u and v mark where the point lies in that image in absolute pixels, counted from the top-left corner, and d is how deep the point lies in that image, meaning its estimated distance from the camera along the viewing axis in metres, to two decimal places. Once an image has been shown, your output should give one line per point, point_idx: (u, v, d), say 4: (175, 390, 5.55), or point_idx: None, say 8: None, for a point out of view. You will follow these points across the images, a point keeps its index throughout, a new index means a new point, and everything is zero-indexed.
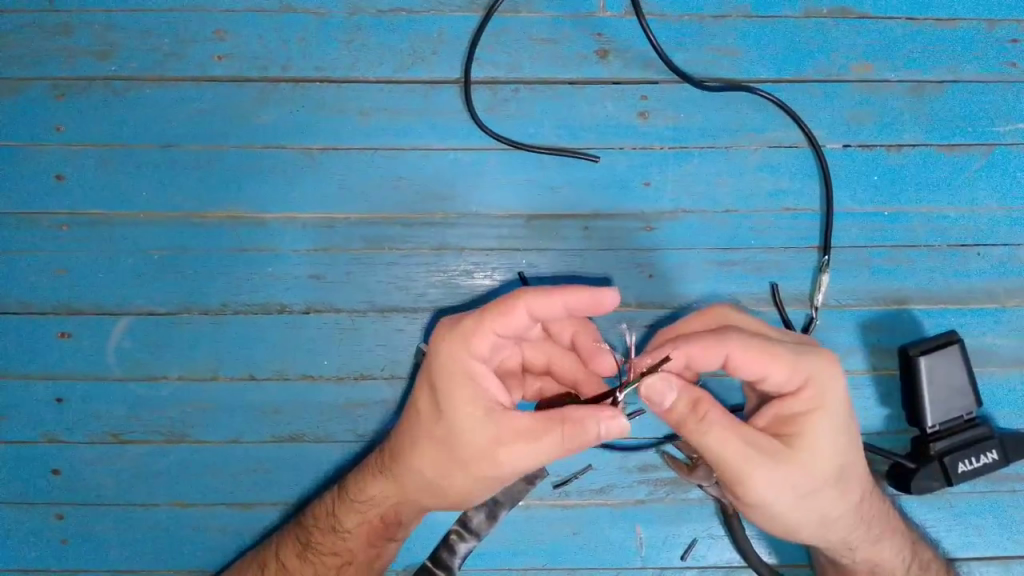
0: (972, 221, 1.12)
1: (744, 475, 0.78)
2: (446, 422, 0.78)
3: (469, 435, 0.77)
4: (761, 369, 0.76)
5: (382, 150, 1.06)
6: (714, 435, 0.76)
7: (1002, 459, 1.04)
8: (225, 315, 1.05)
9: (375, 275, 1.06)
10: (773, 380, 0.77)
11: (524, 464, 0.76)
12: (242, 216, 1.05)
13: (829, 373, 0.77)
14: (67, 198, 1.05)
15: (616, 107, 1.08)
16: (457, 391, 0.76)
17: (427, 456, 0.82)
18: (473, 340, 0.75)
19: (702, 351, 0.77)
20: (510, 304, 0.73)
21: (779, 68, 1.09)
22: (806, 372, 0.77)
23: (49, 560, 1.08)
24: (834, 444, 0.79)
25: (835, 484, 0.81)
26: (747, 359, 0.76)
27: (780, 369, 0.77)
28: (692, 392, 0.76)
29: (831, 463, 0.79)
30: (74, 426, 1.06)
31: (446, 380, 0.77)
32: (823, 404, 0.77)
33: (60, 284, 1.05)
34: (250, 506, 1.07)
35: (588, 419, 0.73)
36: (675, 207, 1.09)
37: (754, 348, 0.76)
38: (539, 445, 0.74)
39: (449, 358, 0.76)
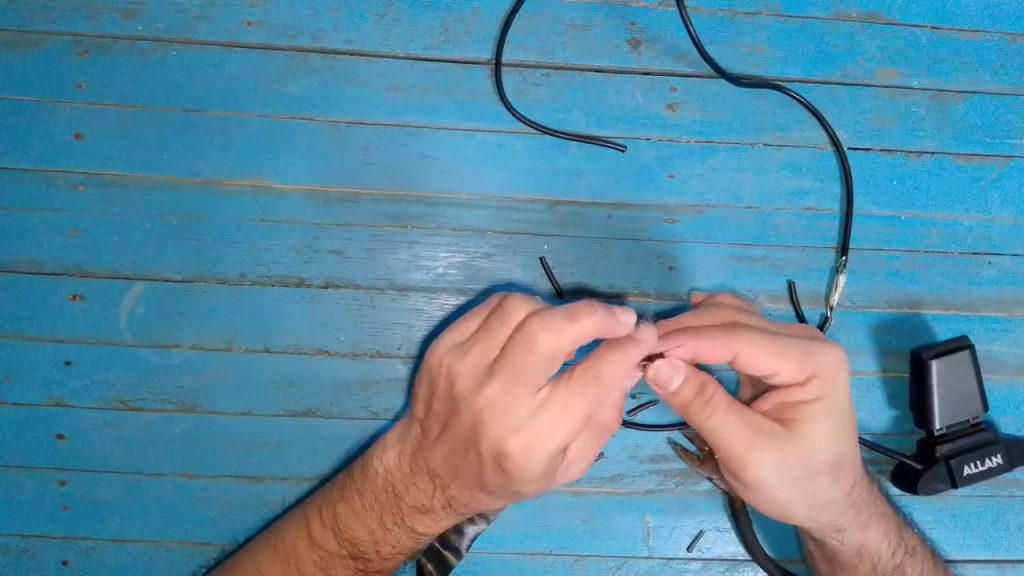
0: (986, 230, 1.12)
1: (749, 457, 0.77)
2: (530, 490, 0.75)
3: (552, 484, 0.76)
4: (766, 360, 0.76)
5: (408, 127, 1.06)
6: (722, 425, 0.76)
7: (1008, 463, 1.05)
8: (243, 285, 1.05)
9: (395, 253, 1.06)
10: (781, 374, 0.77)
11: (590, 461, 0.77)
12: (264, 186, 1.05)
13: (833, 369, 0.78)
14: (85, 157, 1.03)
15: (644, 98, 1.08)
16: (545, 475, 0.72)
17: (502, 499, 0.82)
18: (557, 440, 0.67)
19: (711, 347, 0.75)
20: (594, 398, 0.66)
21: (808, 69, 1.09)
22: (811, 361, 0.77)
23: (48, 526, 1.06)
24: (837, 431, 0.79)
25: (835, 471, 0.82)
26: (756, 355, 0.76)
27: (784, 358, 0.77)
28: (702, 380, 0.74)
29: (833, 450, 0.79)
30: (81, 391, 1.05)
31: (535, 474, 0.71)
32: (827, 394, 0.78)
33: (76, 246, 1.03)
34: (259, 479, 1.07)
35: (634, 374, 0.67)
36: (697, 201, 1.09)
37: (761, 344, 0.76)
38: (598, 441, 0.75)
39: (534, 457, 0.69)
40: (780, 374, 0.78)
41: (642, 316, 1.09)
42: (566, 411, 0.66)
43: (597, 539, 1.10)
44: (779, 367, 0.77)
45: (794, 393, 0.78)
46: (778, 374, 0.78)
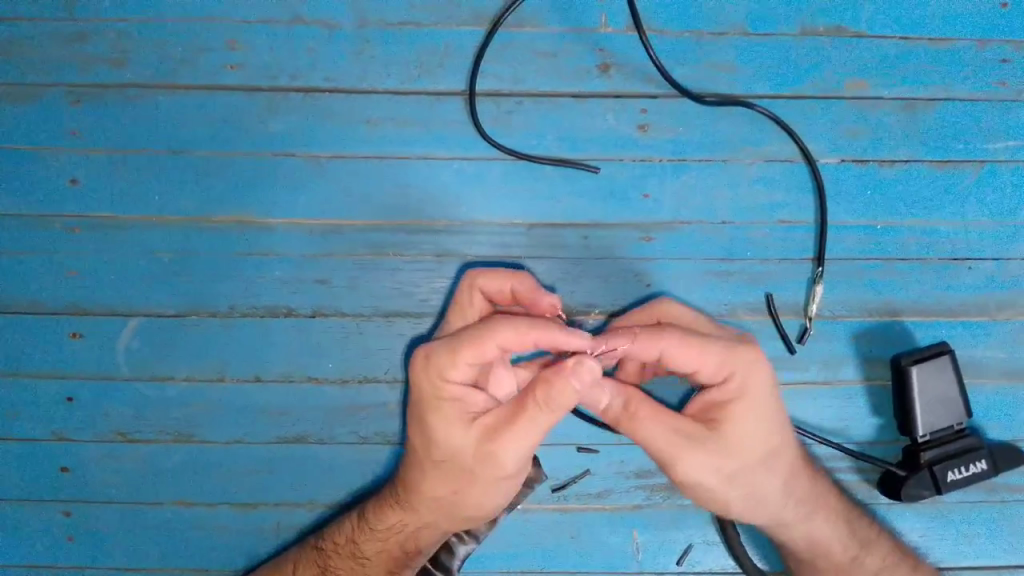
0: (964, 236, 1.13)
1: (644, 436, 0.83)
2: (439, 438, 0.81)
3: (463, 440, 0.80)
4: (698, 358, 0.83)
5: (386, 159, 1.09)
6: (648, 417, 0.82)
7: (991, 468, 1.05)
8: (233, 318, 1.09)
9: (379, 280, 1.10)
10: (703, 371, 0.84)
11: (517, 450, 0.77)
12: (251, 222, 1.09)
13: (752, 366, 0.83)
14: (79, 201, 1.08)
15: (616, 120, 1.10)
16: (443, 406, 0.80)
17: (437, 475, 0.85)
18: (443, 357, 0.79)
19: (639, 345, 0.83)
20: (482, 334, 0.77)
21: (776, 85, 1.11)
22: (735, 362, 0.83)
23: (56, 555, 1.11)
24: (770, 427, 0.85)
25: (767, 464, 0.86)
26: (679, 353, 0.83)
27: (712, 358, 0.83)
28: (628, 394, 0.83)
29: (765, 441, 0.85)
30: (82, 425, 1.09)
31: (429, 399, 0.80)
32: (745, 393, 0.82)
33: (73, 286, 1.08)
34: (254, 506, 1.11)
35: (501, 328, 0.76)
36: (673, 218, 1.11)
37: (682, 342, 0.82)
38: (526, 424, 0.76)
39: (427, 372, 0.80)
40: (702, 375, 0.84)
41: None
42: (449, 342, 0.79)
43: (586, 555, 1.12)
44: (716, 366, 0.83)
45: (726, 395, 0.83)
46: (701, 375, 0.84)
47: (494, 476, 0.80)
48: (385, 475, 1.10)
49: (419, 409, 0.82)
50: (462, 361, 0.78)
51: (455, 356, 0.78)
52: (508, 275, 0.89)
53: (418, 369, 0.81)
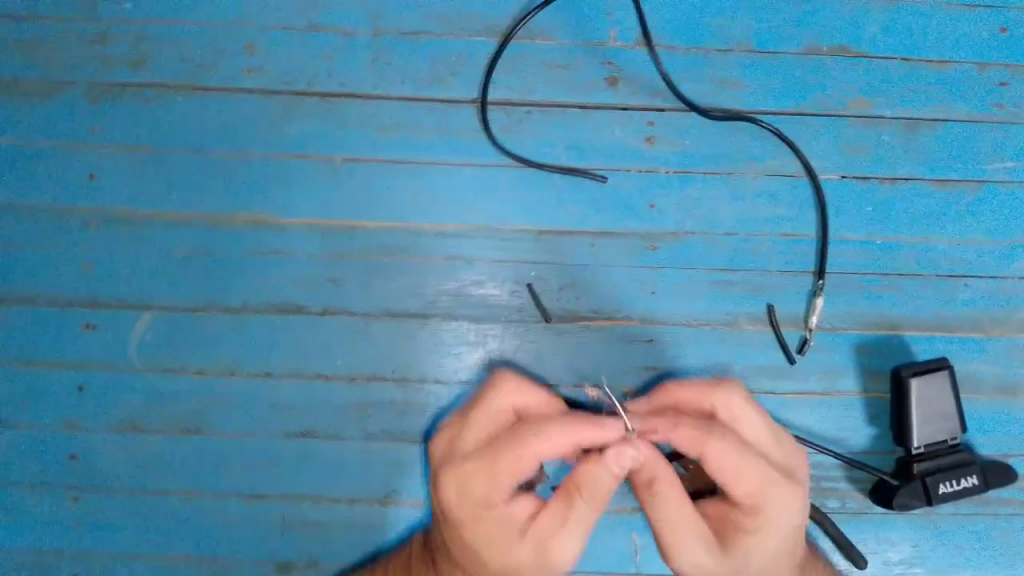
0: (961, 253, 1.16)
1: (658, 514, 0.83)
2: (496, 558, 0.86)
3: (519, 555, 0.85)
4: (747, 477, 0.83)
5: (399, 163, 1.12)
6: (667, 498, 0.83)
7: (981, 485, 1.08)
8: (245, 314, 1.11)
9: (389, 281, 1.12)
10: (740, 487, 0.84)
11: (574, 547, 0.84)
12: (265, 220, 1.11)
13: (789, 497, 0.85)
14: (97, 196, 1.11)
15: (624, 132, 1.13)
16: (489, 525, 0.86)
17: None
18: (481, 483, 0.84)
19: (689, 435, 0.82)
20: (518, 450, 0.81)
21: (781, 101, 1.14)
22: (774, 495, 0.84)
23: (62, 543, 1.13)
24: (768, 560, 0.86)
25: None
26: (726, 462, 0.83)
27: (757, 482, 0.84)
28: (654, 470, 0.82)
29: (763, 564, 0.86)
30: (92, 414, 1.11)
31: (474, 520, 0.86)
32: (770, 520, 0.85)
33: (90, 278, 1.11)
34: (259, 499, 1.13)
35: (535, 439, 0.81)
36: (678, 228, 1.14)
37: (739, 452, 0.83)
38: (577, 524, 0.84)
39: (464, 501, 0.86)
40: (739, 489, 0.84)
41: (626, 339, 1.14)
42: (483, 464, 0.84)
43: (585, 556, 1.14)
44: (758, 489, 0.84)
45: (747, 518, 0.85)
46: (737, 490, 0.84)
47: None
48: (390, 472, 1.13)
49: (464, 532, 0.88)
50: (503, 480, 0.83)
51: (494, 475, 0.83)
52: (511, 389, 0.92)
53: (458, 497, 0.86)
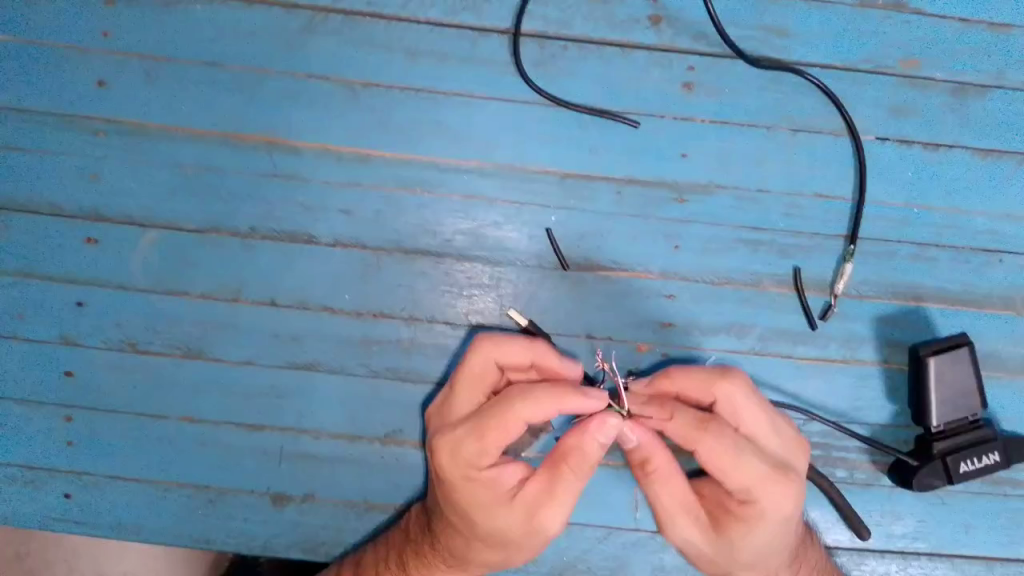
0: (1000, 228, 1.11)
1: (652, 493, 0.81)
2: (485, 522, 0.82)
3: (508, 520, 0.81)
4: (741, 473, 0.77)
5: (423, 92, 1.06)
6: (660, 481, 0.80)
7: (1004, 461, 1.06)
8: (252, 240, 1.07)
9: (404, 215, 1.08)
10: (733, 483, 0.78)
11: (563, 519, 0.80)
12: (278, 143, 1.06)
13: (788, 493, 0.79)
14: (104, 104, 1.05)
15: (662, 76, 1.07)
16: (478, 488, 0.80)
17: (484, 546, 0.87)
18: (470, 446, 0.78)
19: (681, 427, 0.79)
20: (506, 413, 0.76)
21: (829, 54, 1.08)
22: (768, 492, 0.78)
23: (56, 459, 1.11)
24: (763, 549, 0.82)
25: (743, 570, 0.85)
26: (719, 459, 0.77)
27: (750, 478, 0.77)
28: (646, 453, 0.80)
29: (755, 555, 0.82)
30: (91, 331, 1.08)
31: (462, 484, 0.81)
32: (766, 513, 0.79)
33: (94, 190, 1.06)
34: (259, 428, 1.10)
35: (523, 404, 0.75)
36: (708, 181, 1.09)
37: (731, 449, 0.77)
38: (565, 496, 0.79)
39: (454, 463, 0.80)
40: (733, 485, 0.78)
41: (646, 293, 1.11)
42: (472, 426, 0.78)
43: (585, 507, 1.13)
44: (754, 485, 0.78)
45: (742, 508, 0.80)
46: (730, 483, 0.78)
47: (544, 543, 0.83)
48: (393, 412, 1.10)
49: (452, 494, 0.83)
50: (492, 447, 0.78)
51: (483, 443, 0.78)
52: (508, 343, 0.85)
53: (445, 461, 0.80)
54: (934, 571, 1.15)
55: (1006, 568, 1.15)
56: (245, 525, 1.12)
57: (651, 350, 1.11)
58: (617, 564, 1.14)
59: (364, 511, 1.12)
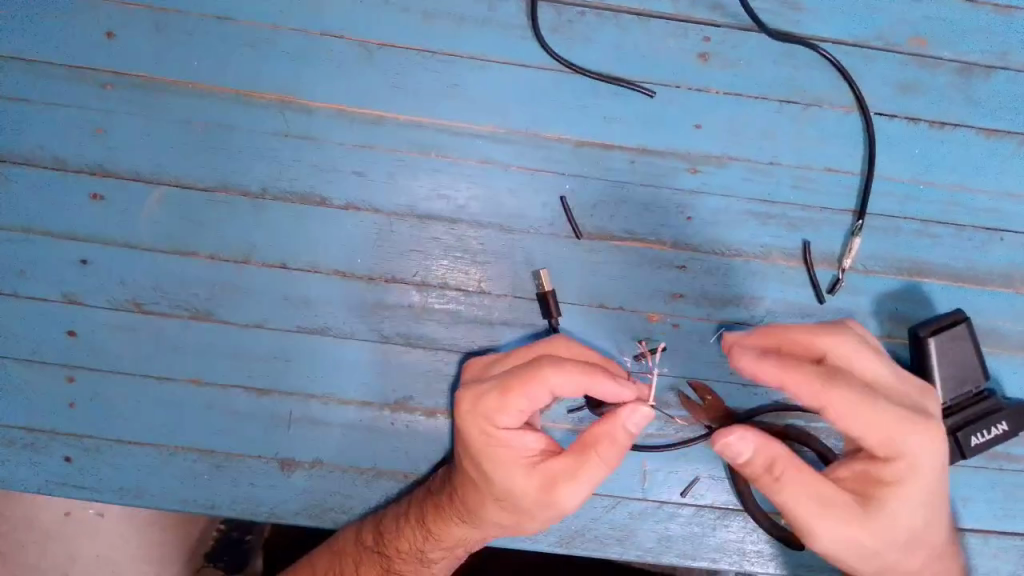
0: (1001, 206, 1.13)
1: (788, 500, 0.80)
2: (498, 482, 0.84)
3: (523, 485, 0.83)
4: (869, 424, 0.81)
5: (439, 54, 1.05)
6: (794, 483, 0.80)
7: (1012, 430, 1.07)
8: (263, 200, 1.05)
9: (417, 180, 1.07)
10: (869, 440, 0.81)
11: (581, 497, 0.81)
12: (291, 101, 1.04)
13: (929, 442, 0.81)
14: (113, 57, 1.02)
15: (677, 46, 1.07)
16: (495, 447, 0.83)
17: (498, 506, 0.89)
18: (491, 401, 0.81)
19: (795, 383, 0.81)
20: (529, 379, 0.78)
21: (841, 30, 1.09)
22: (912, 439, 0.81)
23: (55, 421, 1.10)
24: (916, 512, 0.83)
25: (905, 549, 0.84)
26: (852, 411, 0.80)
27: (885, 429, 0.81)
28: (773, 455, 0.81)
29: (910, 525, 0.83)
30: (95, 291, 1.06)
31: (480, 441, 0.84)
32: (915, 466, 0.81)
33: (101, 146, 1.03)
34: (265, 393, 1.10)
35: (547, 372, 0.78)
36: (722, 153, 1.10)
37: (852, 396, 0.80)
38: (586, 478, 0.80)
39: (473, 418, 0.83)
40: (869, 441, 0.81)
41: (658, 263, 1.11)
42: (497, 387, 0.81)
43: None
44: (892, 433, 0.81)
45: (885, 468, 0.82)
46: (867, 440, 0.82)
47: (555, 516, 0.84)
48: (405, 378, 1.11)
49: (470, 451, 0.85)
50: (511, 408, 0.81)
51: (503, 401, 0.81)
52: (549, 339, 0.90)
53: (464, 414, 0.84)
54: None
55: (1000, 540, 1.18)
56: (252, 490, 1.12)
57: (662, 321, 1.12)
58: (624, 534, 1.15)
59: (373, 478, 1.13)
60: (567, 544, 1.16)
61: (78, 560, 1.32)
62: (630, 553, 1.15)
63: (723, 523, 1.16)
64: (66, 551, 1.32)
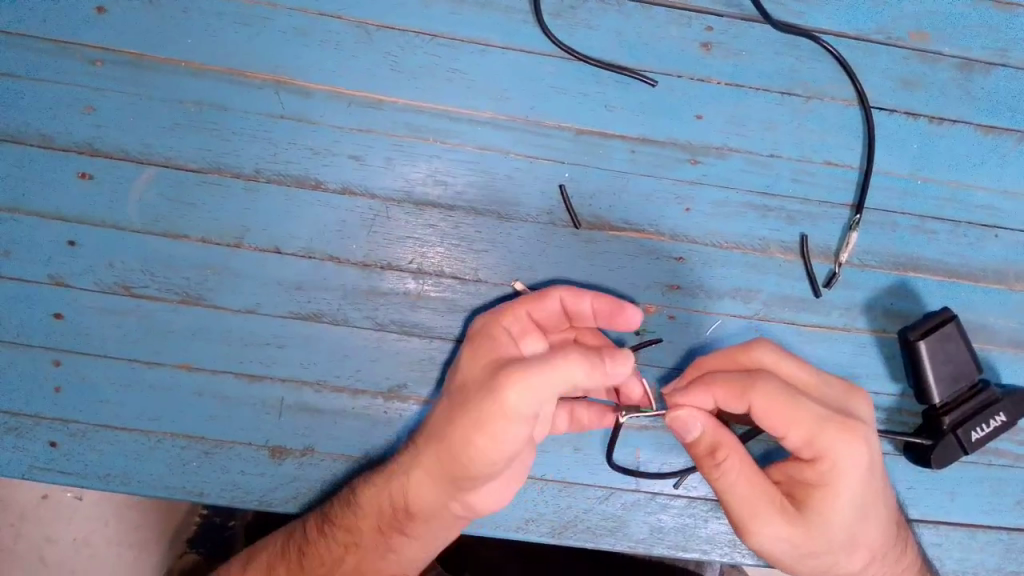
0: (997, 203, 1.14)
1: (725, 484, 0.82)
2: (468, 373, 0.83)
3: (484, 374, 0.80)
4: (796, 425, 0.80)
5: (440, 37, 1.03)
6: (732, 470, 0.81)
7: (1009, 420, 1.08)
8: (257, 182, 1.03)
9: (415, 165, 1.05)
10: (791, 438, 0.81)
11: (527, 395, 0.73)
12: (287, 82, 1.02)
13: (851, 447, 0.81)
14: (103, 32, 0.99)
15: (680, 35, 1.06)
16: (487, 343, 0.84)
17: (449, 416, 0.82)
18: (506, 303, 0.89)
19: (727, 395, 0.83)
20: (546, 291, 0.90)
21: (845, 23, 1.08)
22: (832, 439, 0.80)
23: (39, 406, 1.07)
24: (855, 512, 0.84)
25: (841, 545, 0.86)
26: (771, 410, 0.81)
27: (807, 428, 0.81)
28: (718, 438, 0.82)
29: (847, 525, 0.84)
30: (82, 273, 1.04)
31: (476, 341, 0.86)
32: (838, 471, 0.81)
33: (90, 124, 1.01)
34: (255, 380, 1.08)
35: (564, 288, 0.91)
36: (722, 144, 1.09)
37: (777, 398, 0.80)
38: (539, 367, 0.74)
39: (481, 320, 0.88)
40: (792, 441, 0.82)
41: (656, 254, 1.11)
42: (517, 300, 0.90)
43: (586, 467, 1.13)
44: (814, 435, 0.81)
45: (811, 465, 0.83)
46: (788, 441, 0.82)
47: (490, 418, 0.76)
48: (399, 365, 1.10)
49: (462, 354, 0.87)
50: (519, 309, 0.88)
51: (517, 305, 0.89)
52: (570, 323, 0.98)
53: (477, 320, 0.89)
54: (919, 537, 1.18)
55: (986, 535, 1.19)
56: (242, 478, 1.11)
57: (658, 312, 1.12)
58: (616, 525, 1.15)
59: (365, 467, 1.12)
60: (559, 534, 1.15)
61: (56, 542, 1.31)
62: (622, 544, 1.16)
63: (716, 515, 1.16)
64: (44, 532, 1.30)
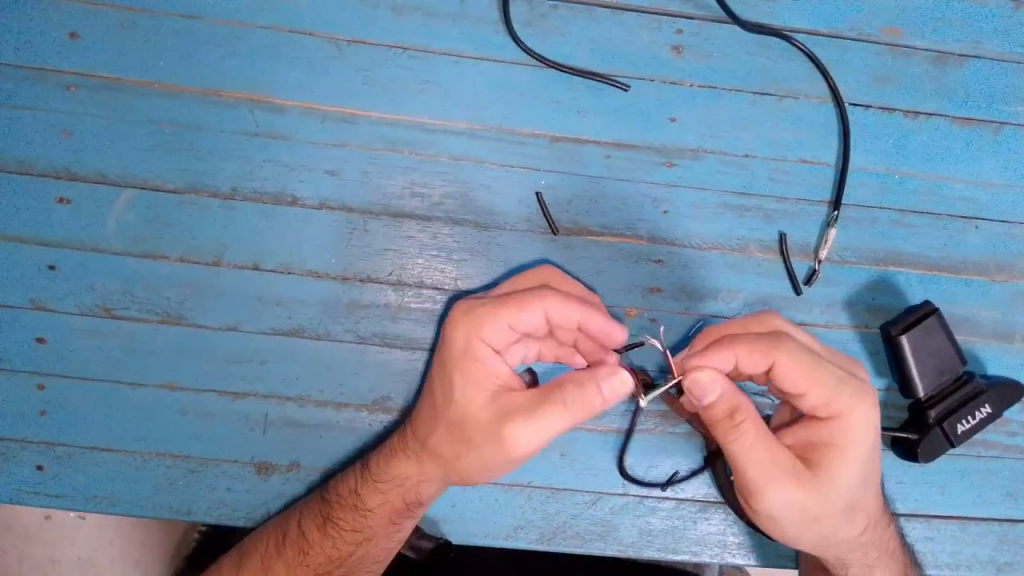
0: (975, 194, 1.14)
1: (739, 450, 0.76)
2: (458, 398, 0.80)
3: (480, 409, 0.79)
4: (814, 386, 0.80)
5: (411, 50, 1.03)
6: (751, 435, 0.76)
7: (995, 412, 1.07)
8: (234, 201, 1.04)
9: (391, 178, 1.05)
10: (809, 397, 0.81)
11: (534, 441, 0.75)
12: (261, 100, 1.02)
13: (865, 411, 0.81)
14: (77, 58, 1.00)
15: (651, 39, 1.06)
16: (474, 366, 0.79)
17: (451, 439, 0.83)
18: (485, 312, 0.78)
19: (750, 351, 0.79)
20: (533, 300, 0.78)
21: (816, 21, 1.09)
22: (849, 400, 0.80)
23: (26, 430, 1.08)
24: (864, 479, 0.83)
25: (846, 515, 0.84)
26: (793, 370, 0.79)
27: (827, 389, 0.80)
28: (736, 401, 0.75)
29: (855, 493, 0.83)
30: (64, 296, 1.04)
31: (457, 359, 0.80)
32: (851, 436, 0.80)
33: (66, 148, 1.02)
34: (239, 396, 1.09)
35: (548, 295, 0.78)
36: (697, 146, 1.09)
37: (800, 355, 0.79)
38: (541, 418, 0.74)
39: (459, 333, 0.80)
40: (808, 400, 0.81)
41: (635, 257, 1.11)
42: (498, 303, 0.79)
43: (572, 471, 1.13)
44: (832, 397, 0.80)
45: (822, 429, 0.81)
46: (806, 398, 0.81)
47: (496, 457, 0.78)
48: (383, 377, 1.10)
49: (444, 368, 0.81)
50: (501, 324, 0.78)
51: (499, 313, 0.78)
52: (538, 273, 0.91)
53: (453, 323, 0.80)
54: (909, 531, 1.18)
55: (977, 527, 1.19)
56: (229, 495, 1.11)
57: (640, 316, 1.12)
58: (605, 529, 1.15)
59: None
60: (547, 540, 1.15)
61: (60, 562, 1.31)
62: (612, 548, 1.15)
63: (705, 516, 1.16)
64: (48, 554, 1.31)
